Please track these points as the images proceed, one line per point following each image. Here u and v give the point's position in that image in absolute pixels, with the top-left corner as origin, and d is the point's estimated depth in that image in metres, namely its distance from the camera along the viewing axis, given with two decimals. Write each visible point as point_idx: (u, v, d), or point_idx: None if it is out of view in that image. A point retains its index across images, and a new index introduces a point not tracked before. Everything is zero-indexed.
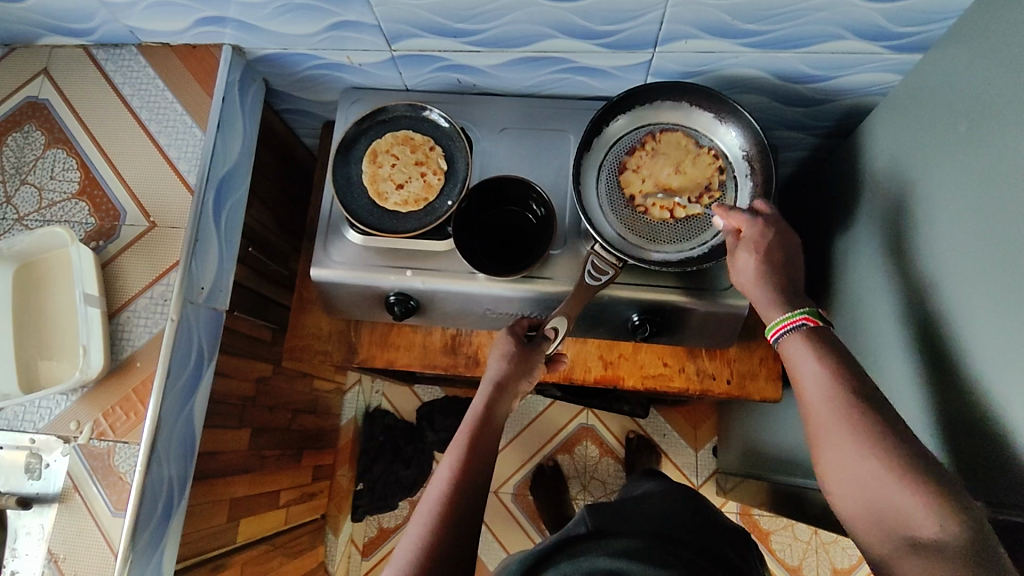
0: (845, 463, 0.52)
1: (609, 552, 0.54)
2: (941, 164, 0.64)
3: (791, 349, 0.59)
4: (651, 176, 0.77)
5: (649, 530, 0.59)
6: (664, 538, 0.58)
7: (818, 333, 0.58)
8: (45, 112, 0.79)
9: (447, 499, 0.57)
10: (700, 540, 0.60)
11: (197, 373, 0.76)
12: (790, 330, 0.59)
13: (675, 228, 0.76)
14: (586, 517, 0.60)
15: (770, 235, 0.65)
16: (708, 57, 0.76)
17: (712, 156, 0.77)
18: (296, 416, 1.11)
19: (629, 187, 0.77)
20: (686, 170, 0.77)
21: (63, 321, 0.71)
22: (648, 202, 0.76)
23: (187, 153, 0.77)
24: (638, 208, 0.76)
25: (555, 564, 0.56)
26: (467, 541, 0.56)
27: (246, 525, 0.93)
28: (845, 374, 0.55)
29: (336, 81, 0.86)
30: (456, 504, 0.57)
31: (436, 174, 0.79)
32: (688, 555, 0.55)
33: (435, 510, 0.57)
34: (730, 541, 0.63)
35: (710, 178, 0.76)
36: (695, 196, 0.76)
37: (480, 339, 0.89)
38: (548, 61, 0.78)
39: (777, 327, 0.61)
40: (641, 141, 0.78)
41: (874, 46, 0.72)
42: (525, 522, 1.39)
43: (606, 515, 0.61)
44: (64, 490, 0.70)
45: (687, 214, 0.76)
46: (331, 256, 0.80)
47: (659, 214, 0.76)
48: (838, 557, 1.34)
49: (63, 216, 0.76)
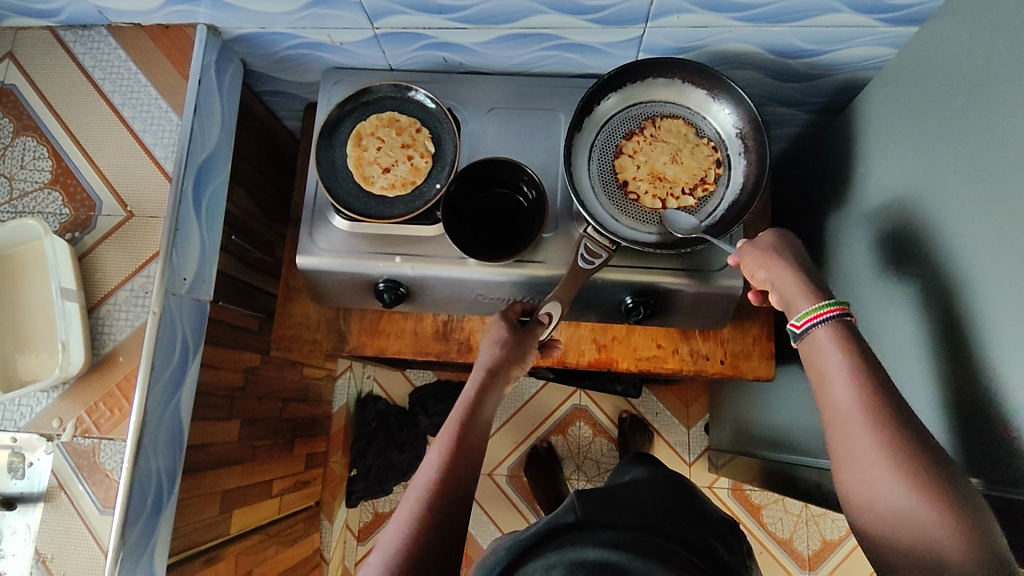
0: (858, 464, 0.50)
1: (595, 542, 0.54)
2: (939, 140, 0.63)
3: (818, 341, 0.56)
4: (647, 162, 0.76)
5: (641, 519, 0.59)
6: (654, 530, 0.57)
7: (850, 327, 0.56)
8: (12, 98, 0.76)
9: (437, 486, 0.56)
10: (695, 535, 0.60)
11: (182, 365, 0.74)
12: (823, 320, 0.56)
13: (667, 214, 0.74)
14: (576, 505, 0.59)
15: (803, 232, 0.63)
16: (700, 32, 0.74)
17: (710, 148, 0.75)
18: (287, 405, 1.10)
19: (623, 172, 0.75)
20: (683, 160, 0.75)
21: (40, 317, 0.69)
22: (641, 189, 0.75)
23: (163, 139, 0.75)
24: (630, 194, 0.75)
25: (545, 551, 0.55)
26: (457, 528, 0.55)
27: (240, 516, 0.93)
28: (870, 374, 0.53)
29: (317, 61, 0.83)
30: (447, 493, 0.56)
31: (423, 157, 0.77)
32: (675, 549, 0.55)
33: (423, 498, 0.55)
34: (724, 525, 0.64)
35: (706, 171, 0.75)
36: (689, 187, 0.75)
37: (471, 324, 0.87)
38: (536, 38, 0.76)
39: (810, 315, 0.57)
40: (639, 127, 0.76)
41: (870, 19, 0.70)
42: (520, 503, 1.40)
43: (596, 503, 0.60)
44: (49, 489, 0.68)
45: (679, 205, 0.74)
46: (317, 243, 0.78)
47: (651, 202, 0.74)
48: (828, 528, 1.36)
49: (36, 206, 0.73)
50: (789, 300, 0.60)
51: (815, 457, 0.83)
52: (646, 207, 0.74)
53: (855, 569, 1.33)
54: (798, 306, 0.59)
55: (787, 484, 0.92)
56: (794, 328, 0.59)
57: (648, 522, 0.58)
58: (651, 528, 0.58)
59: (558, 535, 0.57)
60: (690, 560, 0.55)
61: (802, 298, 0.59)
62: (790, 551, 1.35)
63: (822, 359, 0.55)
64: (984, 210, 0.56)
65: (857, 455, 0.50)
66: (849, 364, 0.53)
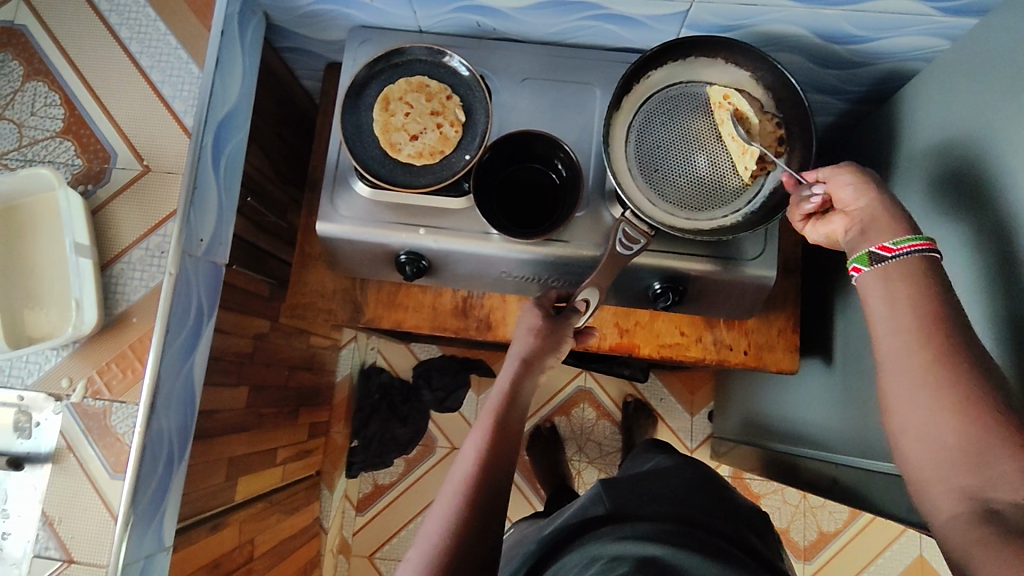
0: (915, 403, 0.48)
1: (626, 534, 0.53)
2: (998, 135, 0.60)
3: (899, 274, 0.53)
4: (705, 135, 0.73)
5: (672, 510, 0.57)
6: (689, 522, 0.56)
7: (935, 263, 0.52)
8: (23, 39, 0.72)
9: (476, 475, 0.55)
10: (731, 530, 0.58)
11: (196, 328, 0.71)
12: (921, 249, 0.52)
13: (706, 195, 0.72)
14: (604, 498, 0.59)
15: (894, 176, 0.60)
16: (749, 11, 0.71)
17: (774, 124, 0.71)
18: (293, 373, 1.08)
19: (671, 146, 0.73)
20: (743, 136, 0.71)
21: (50, 271, 0.66)
22: (689, 162, 0.72)
23: (183, 91, 0.71)
24: (671, 171, 0.72)
25: (577, 545, 0.54)
26: (497, 516, 0.54)
27: (245, 484, 0.91)
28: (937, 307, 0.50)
29: (344, 18, 0.79)
30: (486, 483, 0.55)
31: (453, 126, 0.74)
32: (711, 539, 0.54)
33: (462, 492, 0.54)
34: (745, 514, 0.64)
35: (765, 148, 0.71)
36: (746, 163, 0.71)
37: (492, 302, 0.85)
38: (576, 6, 0.73)
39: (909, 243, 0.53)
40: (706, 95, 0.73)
41: (930, 7, 0.67)
42: (520, 482, 1.39)
43: (622, 496, 0.60)
44: (57, 450, 0.66)
45: (729, 182, 0.72)
46: (338, 210, 0.75)
47: (698, 177, 0.72)
48: (825, 520, 1.37)
49: (46, 156, 0.70)
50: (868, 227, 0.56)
51: (830, 452, 0.82)
52: (684, 189, 0.72)
53: (851, 562, 1.34)
54: (882, 233, 0.54)
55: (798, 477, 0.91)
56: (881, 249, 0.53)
57: (685, 515, 0.57)
58: (691, 522, 0.56)
59: (589, 527, 0.56)
60: (735, 553, 0.54)
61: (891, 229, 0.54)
62: (787, 541, 1.36)
63: (877, 298, 0.53)
64: None
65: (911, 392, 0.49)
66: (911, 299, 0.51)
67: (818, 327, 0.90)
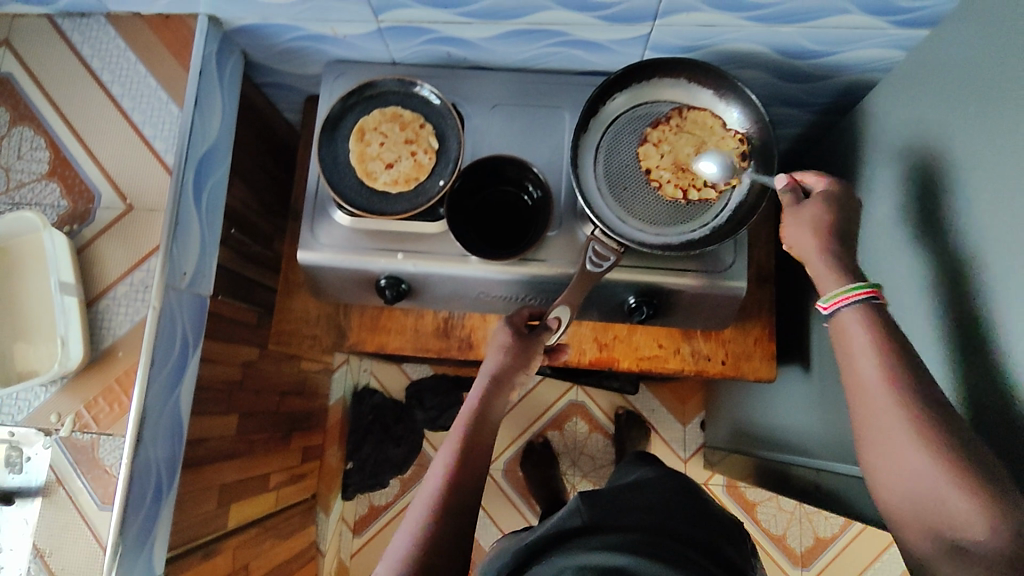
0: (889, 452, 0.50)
1: (599, 546, 0.54)
2: (951, 144, 0.62)
3: (851, 323, 0.55)
4: (671, 152, 0.75)
5: (647, 521, 0.59)
6: (661, 531, 0.58)
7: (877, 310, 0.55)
8: (8, 87, 0.74)
9: (442, 494, 0.59)
10: (706, 540, 0.59)
11: (182, 359, 0.74)
12: (849, 301, 0.56)
13: (679, 209, 0.74)
14: (581, 509, 0.60)
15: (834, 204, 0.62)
16: (708, 31, 0.73)
17: (737, 140, 0.73)
18: (283, 399, 1.10)
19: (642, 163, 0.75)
20: (708, 152, 0.74)
21: (37, 309, 0.68)
22: (662, 178, 0.74)
23: (163, 131, 0.74)
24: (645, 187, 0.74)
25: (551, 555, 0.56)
26: (464, 532, 0.58)
27: (237, 510, 0.93)
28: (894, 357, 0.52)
29: (319, 54, 0.82)
30: (452, 501, 0.58)
31: (427, 153, 0.76)
32: (679, 548, 0.56)
33: (428, 511, 0.58)
34: (724, 528, 0.64)
35: (730, 163, 0.73)
36: (712, 178, 0.73)
37: (473, 322, 0.87)
38: (542, 34, 0.75)
39: (839, 297, 0.56)
40: (666, 116, 0.76)
41: (881, 21, 0.69)
42: (516, 498, 1.40)
43: (599, 506, 0.61)
44: (47, 483, 0.68)
45: (700, 196, 0.74)
46: (318, 239, 0.77)
47: (671, 192, 0.74)
48: (821, 526, 1.37)
49: (33, 198, 0.72)
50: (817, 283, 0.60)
51: (811, 457, 0.83)
52: (656, 205, 0.74)
53: (848, 567, 1.35)
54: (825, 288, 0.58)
55: (783, 483, 0.92)
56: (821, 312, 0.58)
57: (660, 523, 0.59)
58: (662, 531, 0.58)
59: (565, 539, 0.57)
60: (702, 562, 0.55)
61: (833, 280, 0.58)
62: (783, 547, 1.37)
63: (849, 342, 0.55)
64: (992, 218, 0.55)
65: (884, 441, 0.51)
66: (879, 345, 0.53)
67: (795, 334, 0.92)
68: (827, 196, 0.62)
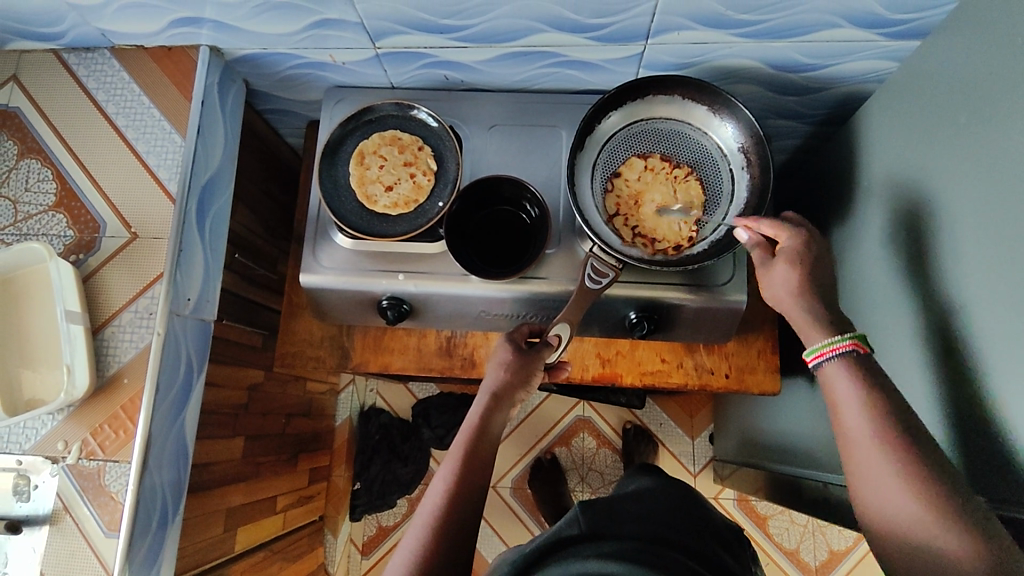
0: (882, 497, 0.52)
1: (597, 554, 0.54)
2: (944, 153, 0.62)
3: (834, 375, 0.57)
4: (646, 185, 0.76)
5: (646, 530, 0.59)
6: (659, 540, 0.58)
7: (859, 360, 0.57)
8: (17, 121, 0.76)
9: (443, 509, 0.59)
10: (712, 559, 0.59)
11: (186, 384, 0.75)
12: (837, 352, 0.57)
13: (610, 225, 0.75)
14: (581, 518, 0.59)
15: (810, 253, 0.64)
16: (701, 48, 0.74)
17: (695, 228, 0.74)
18: (290, 421, 1.10)
19: (622, 174, 0.76)
20: (666, 218, 0.75)
21: (45, 337, 0.69)
22: (622, 192, 0.76)
23: (166, 160, 0.75)
24: (605, 189, 0.76)
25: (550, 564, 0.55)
26: (464, 546, 0.58)
27: (245, 534, 0.93)
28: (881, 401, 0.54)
29: (319, 80, 0.83)
30: (452, 515, 0.59)
31: (426, 175, 0.77)
32: (676, 556, 0.56)
33: (427, 526, 0.58)
34: (721, 540, 0.65)
35: (670, 241, 0.74)
36: (643, 233, 0.74)
37: (475, 340, 0.87)
38: (537, 55, 0.76)
39: (818, 352, 0.58)
40: (677, 164, 0.76)
41: (872, 34, 0.70)
42: (524, 515, 1.39)
43: (599, 514, 0.60)
44: (54, 512, 0.68)
45: (624, 231, 0.74)
46: (320, 262, 0.78)
47: (614, 206, 0.75)
48: (834, 538, 1.35)
49: (40, 229, 0.74)
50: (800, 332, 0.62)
51: (821, 470, 0.82)
52: (606, 206, 0.75)
53: None
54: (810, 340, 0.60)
55: (794, 497, 0.91)
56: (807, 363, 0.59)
57: (659, 532, 0.60)
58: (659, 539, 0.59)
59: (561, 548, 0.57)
60: (692, 566, 0.56)
61: (816, 331, 0.60)
62: (797, 562, 1.35)
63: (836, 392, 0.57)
64: (986, 227, 0.55)
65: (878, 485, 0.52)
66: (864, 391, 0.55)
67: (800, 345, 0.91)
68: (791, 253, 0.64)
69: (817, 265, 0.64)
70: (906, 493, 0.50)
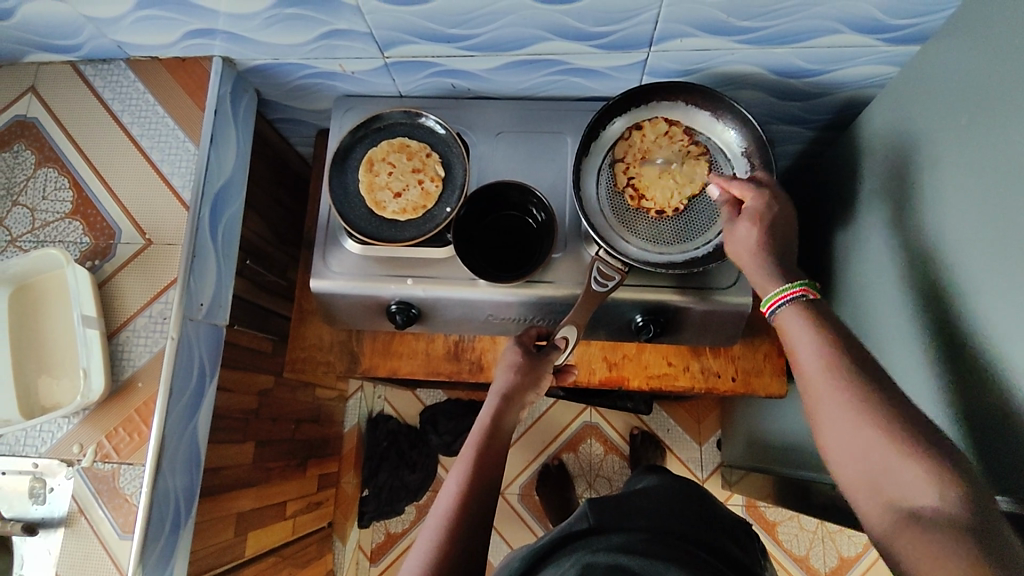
0: (838, 432, 0.50)
1: (607, 547, 0.57)
2: (945, 155, 0.63)
3: (789, 321, 0.57)
4: (666, 166, 0.76)
5: (654, 525, 0.61)
6: (667, 534, 0.61)
7: (814, 306, 0.56)
8: (35, 131, 0.78)
9: (457, 505, 0.60)
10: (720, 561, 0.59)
11: (200, 389, 0.76)
12: (790, 299, 0.57)
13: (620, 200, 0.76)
14: (590, 512, 0.62)
15: (769, 207, 0.64)
16: (703, 55, 0.75)
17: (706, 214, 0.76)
18: (299, 427, 1.11)
19: (641, 152, 0.77)
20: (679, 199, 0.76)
21: (61, 342, 0.71)
22: (638, 169, 0.77)
23: (180, 168, 0.77)
24: (621, 164, 0.77)
25: (560, 558, 0.58)
26: (479, 541, 0.59)
27: (255, 538, 0.93)
28: (838, 340, 0.53)
29: (328, 89, 0.85)
30: (468, 510, 0.59)
31: (433, 181, 0.78)
32: (683, 547, 0.59)
33: (444, 522, 0.59)
34: (731, 536, 0.66)
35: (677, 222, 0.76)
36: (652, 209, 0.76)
37: (483, 344, 0.88)
38: (542, 63, 0.78)
39: (774, 300, 0.58)
40: (701, 150, 0.77)
41: (872, 39, 0.71)
42: (532, 522, 1.39)
43: (606, 509, 0.63)
44: (69, 514, 0.69)
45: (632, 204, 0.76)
46: (330, 267, 0.79)
47: (628, 182, 0.77)
48: (844, 545, 1.34)
49: (57, 236, 0.75)
50: (757, 286, 0.61)
51: (829, 473, 0.82)
52: (620, 180, 0.77)
53: None
54: (765, 291, 0.60)
55: (803, 500, 0.90)
56: (763, 313, 0.59)
57: (665, 524, 0.62)
58: (667, 531, 0.61)
59: (574, 543, 0.60)
60: (702, 561, 0.58)
61: (772, 279, 0.60)
62: (807, 568, 1.34)
63: (790, 335, 0.56)
64: (988, 226, 0.56)
65: (834, 421, 0.51)
66: (816, 331, 0.54)
67: None
68: (751, 214, 0.64)
69: (777, 220, 0.63)
70: (864, 426, 0.49)
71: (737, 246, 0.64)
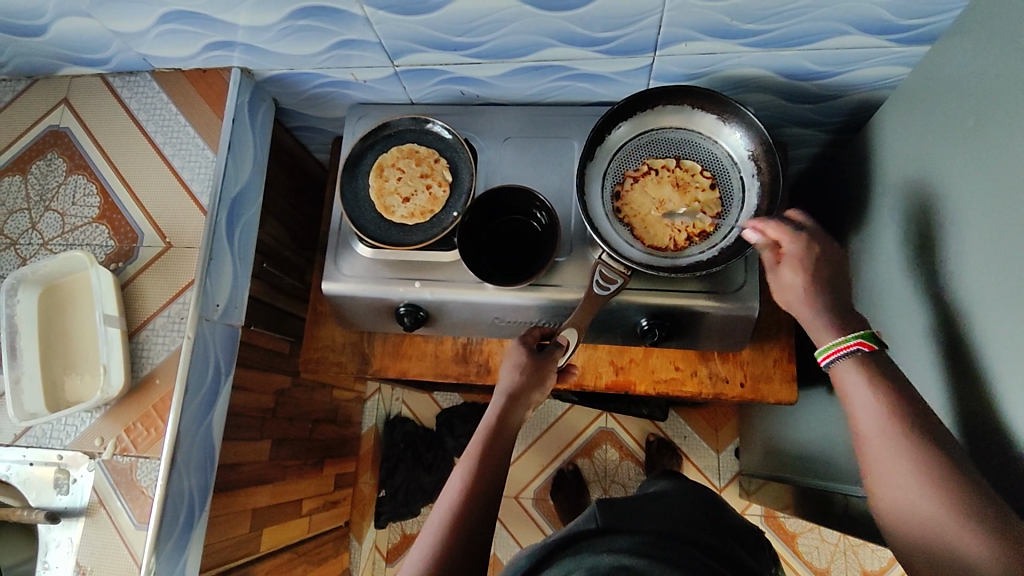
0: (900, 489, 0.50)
1: (611, 550, 0.56)
2: (953, 158, 0.62)
3: (843, 374, 0.56)
4: (683, 184, 0.77)
5: (663, 527, 0.61)
6: (678, 537, 0.60)
7: (874, 361, 0.55)
8: (66, 140, 0.83)
9: (462, 502, 0.60)
10: (721, 565, 0.59)
11: (214, 387, 0.79)
12: (848, 352, 0.56)
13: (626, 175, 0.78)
14: (597, 514, 0.61)
15: (815, 251, 0.62)
16: (710, 58, 0.75)
17: (673, 227, 0.76)
18: (317, 426, 1.14)
19: (676, 159, 0.77)
20: (664, 204, 0.76)
21: (84, 339, 0.74)
22: (667, 160, 0.78)
23: (199, 174, 0.80)
24: (658, 150, 0.78)
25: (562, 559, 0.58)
26: (479, 541, 0.59)
27: (271, 534, 0.95)
28: (900, 399, 0.53)
29: (343, 98, 0.88)
30: (469, 508, 0.60)
31: (441, 187, 0.80)
32: (688, 550, 0.58)
33: (446, 518, 0.59)
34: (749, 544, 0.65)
35: (643, 208, 0.77)
36: (643, 186, 0.77)
37: (490, 347, 0.89)
38: (547, 69, 0.79)
39: (829, 351, 0.57)
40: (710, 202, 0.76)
41: (882, 40, 0.70)
42: (546, 526, 1.39)
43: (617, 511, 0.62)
44: (90, 504, 0.73)
45: (636, 172, 0.78)
46: (341, 270, 0.81)
47: (654, 159, 0.78)
48: (868, 559, 1.30)
49: (84, 239, 0.79)
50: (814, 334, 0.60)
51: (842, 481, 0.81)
52: (648, 159, 0.78)
53: None
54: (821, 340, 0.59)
55: (818, 509, 0.89)
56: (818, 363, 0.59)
57: (672, 528, 0.61)
58: (672, 535, 0.60)
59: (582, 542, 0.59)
60: (705, 562, 0.58)
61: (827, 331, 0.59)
62: None
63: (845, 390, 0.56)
64: (996, 230, 0.54)
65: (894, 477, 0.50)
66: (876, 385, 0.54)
67: None
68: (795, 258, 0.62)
69: (823, 263, 0.62)
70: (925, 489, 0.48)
71: (787, 292, 0.63)
